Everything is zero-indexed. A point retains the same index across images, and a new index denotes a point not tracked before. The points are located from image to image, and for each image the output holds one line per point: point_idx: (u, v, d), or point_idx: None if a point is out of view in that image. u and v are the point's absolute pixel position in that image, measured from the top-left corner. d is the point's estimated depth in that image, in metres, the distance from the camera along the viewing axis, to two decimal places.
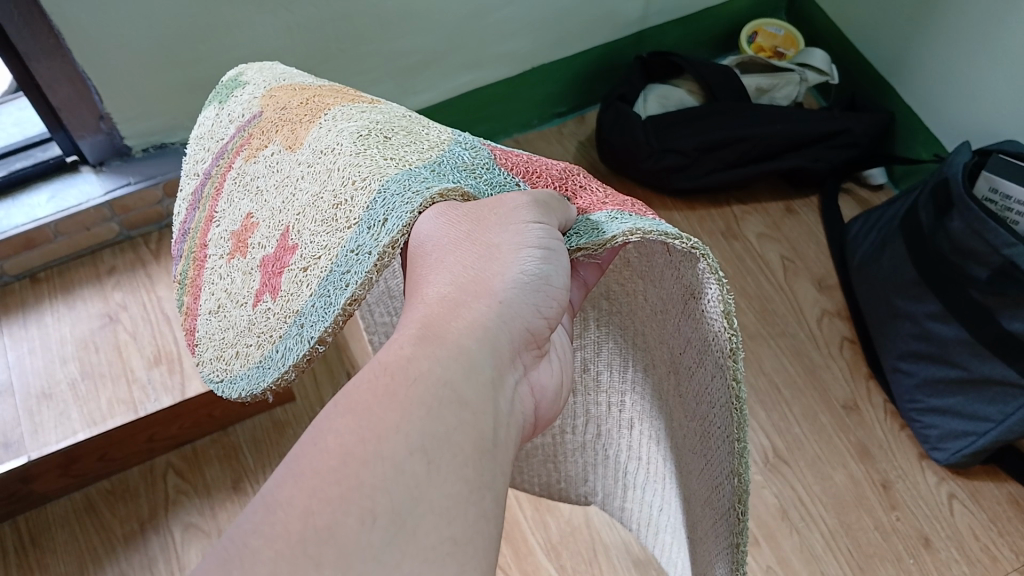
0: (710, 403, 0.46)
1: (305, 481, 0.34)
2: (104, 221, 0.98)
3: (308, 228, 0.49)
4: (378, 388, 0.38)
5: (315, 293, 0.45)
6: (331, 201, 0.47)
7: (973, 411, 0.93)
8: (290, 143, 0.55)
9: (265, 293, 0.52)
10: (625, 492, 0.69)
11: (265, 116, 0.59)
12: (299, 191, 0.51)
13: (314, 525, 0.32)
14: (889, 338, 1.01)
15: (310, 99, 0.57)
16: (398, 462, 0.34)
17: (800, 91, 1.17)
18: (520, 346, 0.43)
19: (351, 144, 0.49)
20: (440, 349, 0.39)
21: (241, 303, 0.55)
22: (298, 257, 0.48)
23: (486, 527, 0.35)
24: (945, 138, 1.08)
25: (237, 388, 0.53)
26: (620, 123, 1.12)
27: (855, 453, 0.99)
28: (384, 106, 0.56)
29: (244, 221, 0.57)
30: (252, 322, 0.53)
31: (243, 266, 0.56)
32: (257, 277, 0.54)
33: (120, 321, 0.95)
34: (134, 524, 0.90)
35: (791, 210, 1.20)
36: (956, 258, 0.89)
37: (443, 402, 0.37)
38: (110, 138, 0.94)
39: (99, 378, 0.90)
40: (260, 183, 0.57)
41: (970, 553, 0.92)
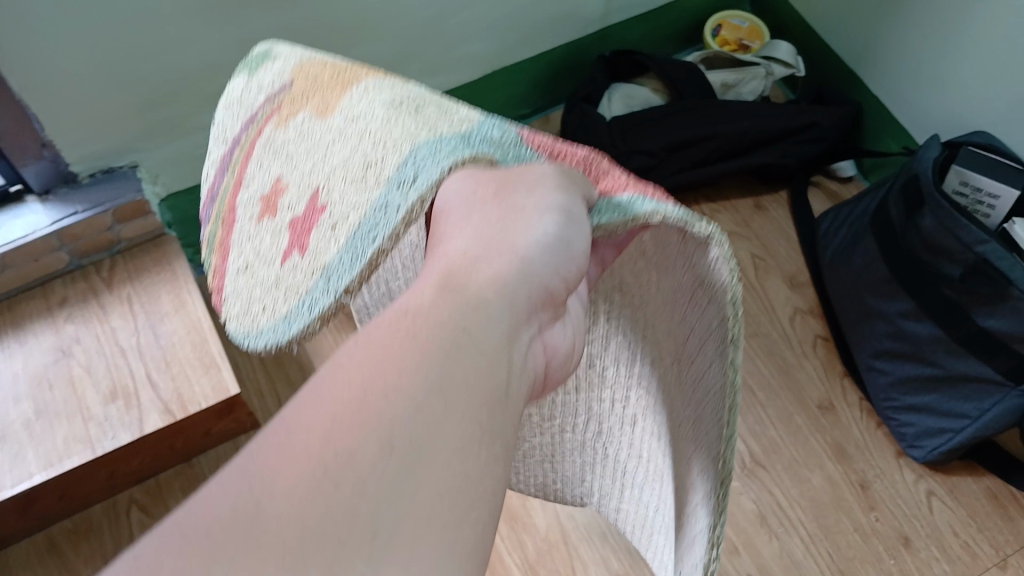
0: (705, 391, 0.44)
1: (325, 410, 0.32)
2: (53, 250, 0.92)
3: (338, 188, 0.46)
4: (398, 331, 0.36)
5: (350, 251, 0.43)
6: (362, 162, 0.45)
7: (949, 408, 0.92)
8: (324, 110, 0.51)
9: (293, 251, 0.49)
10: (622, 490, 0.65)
11: (297, 86, 0.54)
12: (329, 155, 0.48)
13: (333, 449, 0.30)
14: (862, 336, 0.99)
15: (344, 68, 0.53)
16: (416, 401, 0.33)
17: (766, 84, 1.15)
18: (537, 302, 0.41)
19: (385, 111, 0.46)
20: (458, 298, 0.38)
21: (269, 262, 0.51)
22: (327, 216, 0.46)
23: (496, 470, 0.33)
24: (914, 129, 1.07)
25: (257, 341, 0.50)
26: (585, 124, 1.10)
27: (833, 454, 0.98)
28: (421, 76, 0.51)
29: (273, 183, 0.53)
30: (278, 280, 0.50)
31: (272, 228, 0.52)
32: (286, 237, 0.50)
33: (74, 355, 0.90)
34: (99, 562, 0.87)
35: (761, 207, 1.18)
36: (928, 256, 0.87)
37: (461, 347, 0.36)
38: (55, 164, 0.89)
39: (54, 417, 0.86)
40: (291, 148, 0.52)
41: (949, 551, 0.91)
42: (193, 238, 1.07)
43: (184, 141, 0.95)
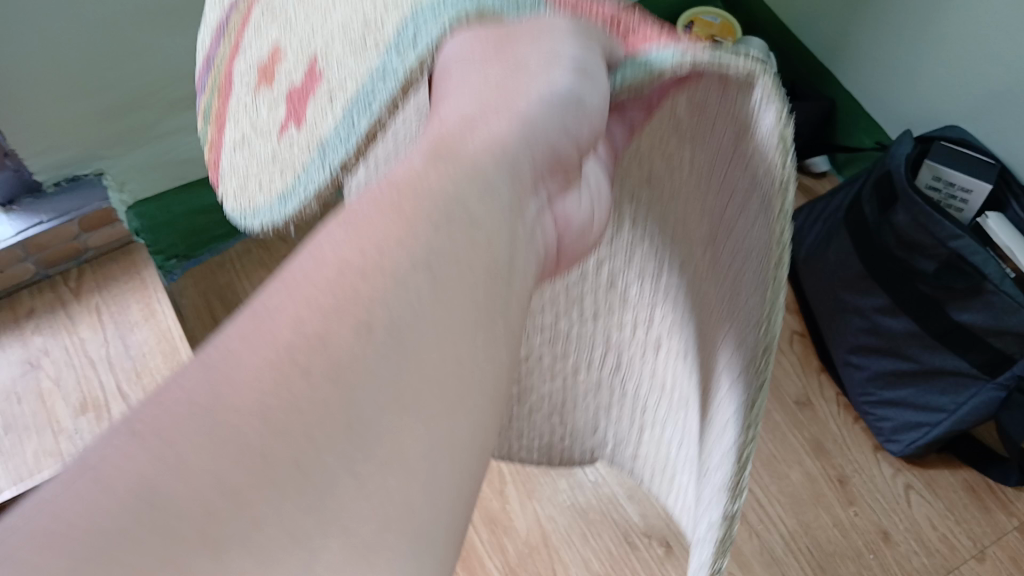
0: (744, 260, 0.36)
1: (299, 292, 0.27)
2: (18, 261, 0.90)
3: (336, 54, 0.47)
4: (382, 203, 0.30)
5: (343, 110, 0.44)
6: (362, 24, 0.45)
7: (926, 402, 0.93)
8: None
9: (291, 123, 0.50)
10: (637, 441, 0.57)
11: None
12: (330, 18, 0.49)
13: (303, 336, 0.25)
14: (838, 331, 0.99)
15: None
16: (400, 277, 0.28)
17: None
18: (545, 168, 0.37)
19: None
20: (453, 163, 0.33)
21: (266, 134, 0.53)
22: (326, 85, 0.47)
23: (495, 356, 0.30)
24: (885, 124, 1.07)
25: (254, 219, 0.51)
26: None
27: (812, 449, 0.98)
28: None
29: (271, 51, 0.54)
30: (274, 155, 0.51)
31: (269, 98, 0.53)
32: (283, 108, 0.51)
33: (42, 367, 0.88)
34: None
35: None
36: (902, 252, 0.88)
37: (457, 219, 0.30)
38: (18, 173, 0.86)
39: (23, 432, 0.84)
40: (290, 9, 0.53)
41: (928, 544, 0.92)
42: (164, 245, 1.05)
43: (151, 147, 0.94)
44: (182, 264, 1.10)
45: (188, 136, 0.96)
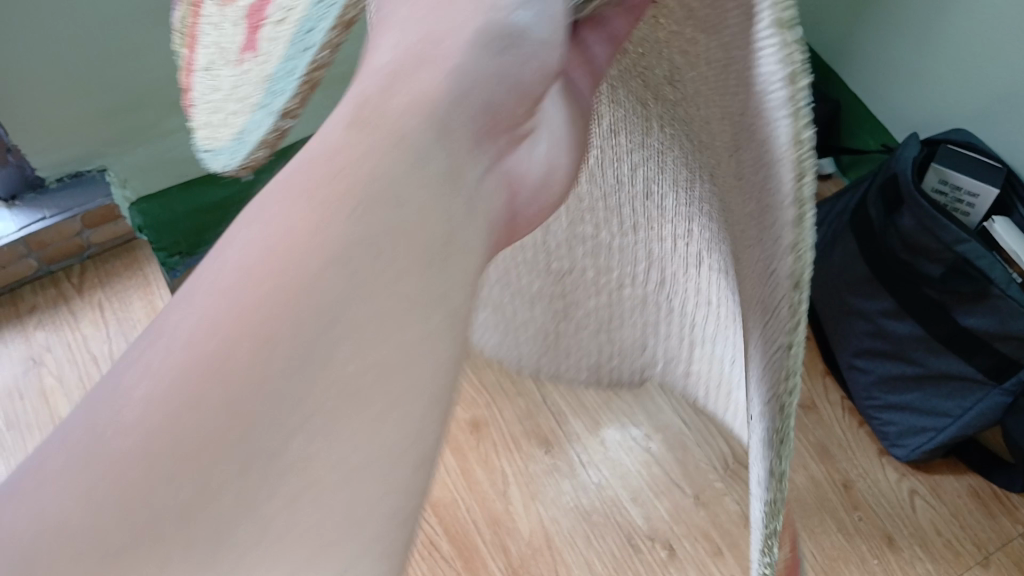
0: (760, 182, 0.26)
1: (207, 300, 0.28)
2: (21, 257, 0.90)
3: None
4: (301, 186, 0.31)
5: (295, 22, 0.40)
6: None
7: (931, 406, 0.93)
8: None
9: (251, 47, 0.44)
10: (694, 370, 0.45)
11: None
12: None
13: (201, 354, 0.27)
14: (844, 334, 0.98)
15: None
16: (311, 274, 0.28)
17: None
18: (487, 128, 0.35)
19: None
20: (370, 137, 0.32)
21: (229, 58, 0.46)
22: (281, 2, 0.41)
23: (435, 344, 0.29)
24: (891, 127, 1.06)
25: (225, 158, 0.46)
26: None
27: (816, 453, 0.98)
28: None
29: None
30: (234, 83, 0.46)
31: (232, 14, 0.47)
32: (243, 28, 0.46)
33: (45, 364, 0.88)
34: None
35: None
36: (907, 256, 0.87)
37: (376, 201, 0.30)
38: (20, 169, 0.86)
39: (25, 429, 0.84)
40: None
41: (933, 550, 0.91)
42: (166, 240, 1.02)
43: (150, 146, 0.94)
44: None
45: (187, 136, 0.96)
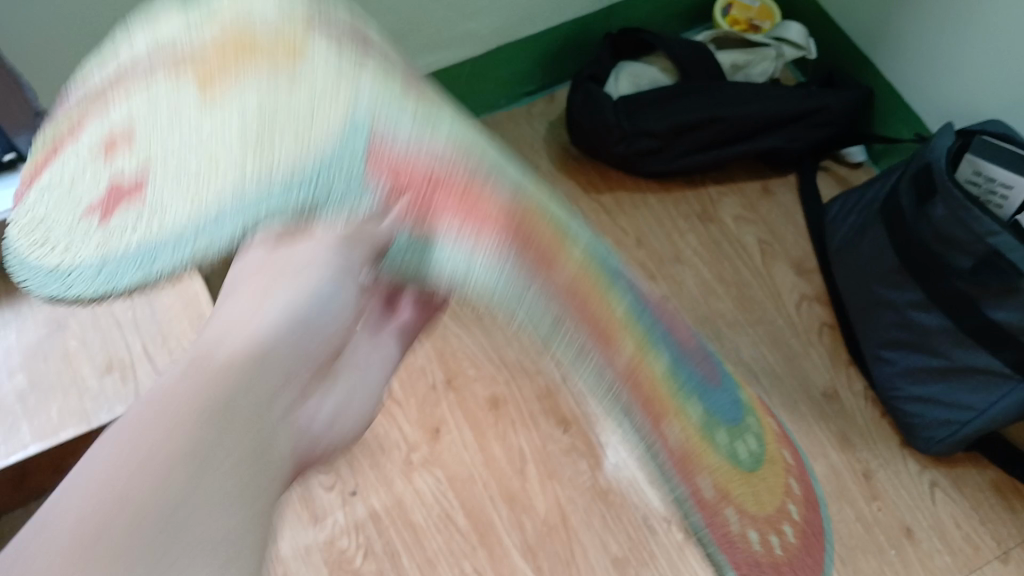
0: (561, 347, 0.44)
1: (81, 490, 0.32)
2: None
3: (173, 204, 0.52)
4: (145, 412, 0.35)
5: (213, 196, 0.51)
6: (190, 193, 0.51)
7: (954, 399, 0.91)
8: (202, 83, 0.55)
9: (94, 213, 0.55)
10: (706, 382, 0.49)
11: (194, 52, 0.56)
12: (189, 154, 0.53)
13: (81, 531, 0.30)
14: (869, 325, 0.98)
15: (236, 47, 0.55)
16: (159, 471, 0.32)
17: (777, 66, 1.12)
18: (312, 370, 0.43)
19: (239, 151, 0.51)
20: (203, 375, 0.38)
21: (70, 211, 0.56)
22: (150, 216, 0.52)
23: (255, 484, 0.34)
24: (926, 116, 1.05)
25: (24, 274, 0.58)
26: (591, 104, 1.06)
27: (837, 442, 0.97)
28: (303, 61, 0.53)
29: (109, 134, 0.56)
30: (70, 229, 0.56)
31: (95, 171, 0.56)
32: (99, 196, 0.55)
33: (70, 328, 0.89)
34: None
35: (768, 190, 1.15)
36: (937, 246, 0.86)
37: (214, 416, 0.35)
38: None
39: (48, 390, 0.85)
40: (141, 108, 0.56)
41: (951, 543, 0.91)
42: None
43: None
44: None
45: None
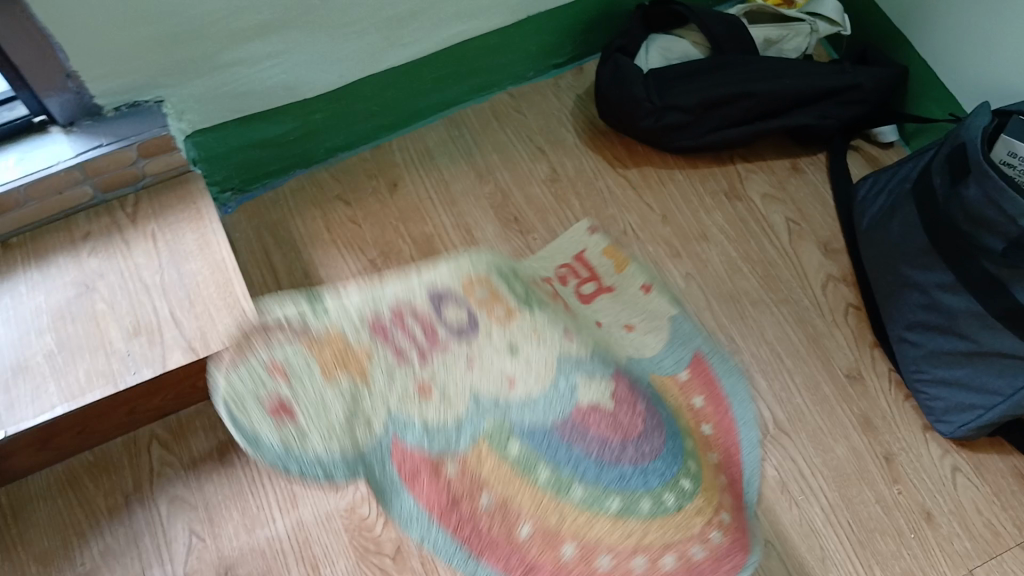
0: None
1: None
2: (76, 184, 0.90)
3: (270, 428, 0.82)
4: None
5: (320, 451, 0.83)
6: (321, 426, 0.83)
7: (981, 384, 0.90)
8: (324, 369, 0.85)
9: (284, 417, 0.83)
10: (605, 466, 0.85)
11: (329, 345, 0.86)
12: (291, 428, 0.83)
13: None
14: (896, 306, 0.97)
15: (350, 359, 0.86)
16: None
17: (810, 42, 1.09)
18: None
19: (341, 404, 0.84)
20: None
21: (243, 422, 0.82)
22: (285, 430, 0.82)
23: None
24: (963, 95, 1.03)
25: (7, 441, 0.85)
26: (620, 76, 1.04)
27: (859, 424, 0.97)
28: (383, 386, 0.87)
29: (275, 393, 0.84)
30: (252, 419, 0.82)
31: (257, 406, 0.83)
32: (270, 422, 0.82)
33: (97, 291, 0.89)
34: (118, 496, 0.91)
35: (797, 168, 1.14)
36: (969, 227, 0.85)
37: None
38: (79, 96, 0.86)
39: (77, 352, 0.86)
40: (302, 371, 0.85)
41: (971, 528, 0.91)
42: (220, 177, 1.04)
43: (207, 79, 0.91)
44: (236, 198, 1.08)
45: (244, 69, 0.92)
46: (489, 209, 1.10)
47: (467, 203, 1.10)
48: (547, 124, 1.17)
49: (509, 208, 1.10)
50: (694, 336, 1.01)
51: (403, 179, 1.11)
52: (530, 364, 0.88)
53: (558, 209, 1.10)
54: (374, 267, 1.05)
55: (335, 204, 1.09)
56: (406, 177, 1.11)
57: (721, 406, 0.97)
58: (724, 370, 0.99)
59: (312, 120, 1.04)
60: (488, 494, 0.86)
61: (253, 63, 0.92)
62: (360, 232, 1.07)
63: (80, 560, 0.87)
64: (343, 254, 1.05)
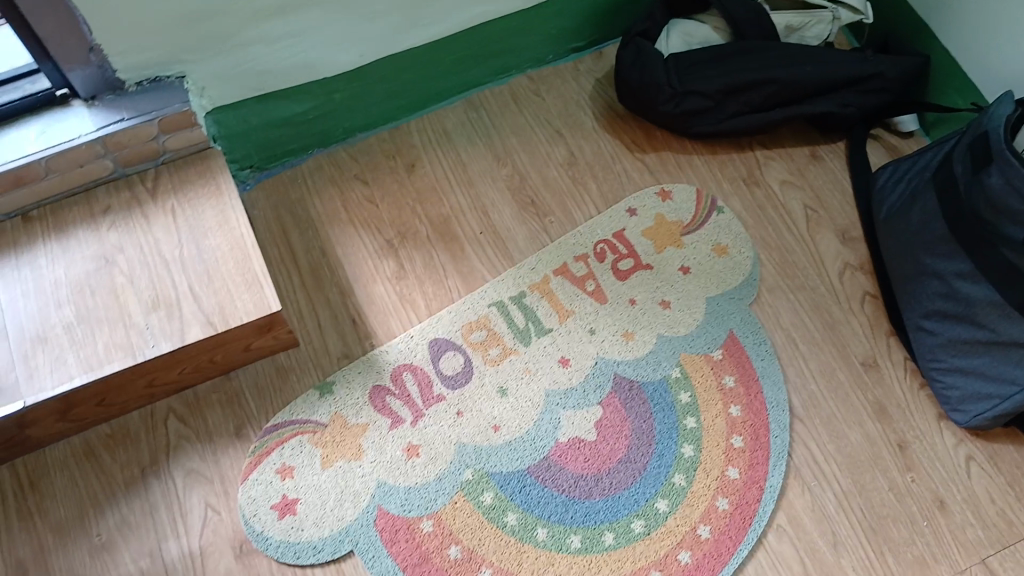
0: None
1: None
2: (97, 158, 0.90)
3: (277, 533, 0.88)
4: None
5: (321, 532, 0.89)
6: (327, 505, 0.90)
7: (998, 373, 0.89)
8: (327, 457, 0.92)
9: (287, 510, 0.89)
10: (574, 500, 0.90)
11: (327, 433, 0.93)
12: (306, 507, 0.90)
13: None
14: (913, 295, 0.97)
15: (351, 435, 0.93)
16: None
17: (831, 30, 1.09)
18: None
19: (344, 478, 0.91)
20: None
21: (258, 512, 0.89)
22: (288, 528, 0.89)
23: None
24: (986, 84, 1.02)
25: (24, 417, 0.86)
26: (640, 60, 1.04)
27: (873, 411, 0.97)
28: (382, 454, 0.93)
29: (282, 472, 0.91)
30: (257, 511, 0.89)
31: (265, 484, 0.91)
32: (272, 501, 0.90)
33: (117, 264, 0.90)
34: (134, 469, 0.92)
35: (816, 156, 1.14)
36: (990, 216, 0.85)
37: None
38: (102, 70, 0.86)
39: (96, 324, 0.86)
40: (304, 457, 0.92)
41: (984, 517, 0.91)
42: (239, 155, 1.04)
43: (229, 56, 0.91)
44: (255, 175, 1.09)
45: (266, 47, 0.92)
46: (506, 191, 1.10)
47: (484, 184, 1.10)
48: (565, 107, 1.17)
49: (526, 190, 1.10)
50: (732, 315, 1.01)
51: (421, 160, 1.11)
52: (518, 405, 0.96)
53: (575, 191, 1.10)
54: (391, 247, 1.05)
55: (353, 183, 1.09)
56: (424, 158, 1.12)
57: (753, 386, 0.97)
58: (739, 355, 0.99)
59: (332, 99, 1.04)
60: (456, 545, 0.88)
61: (275, 40, 0.92)
62: (377, 212, 1.07)
63: (95, 530, 0.88)
64: (362, 233, 1.06)
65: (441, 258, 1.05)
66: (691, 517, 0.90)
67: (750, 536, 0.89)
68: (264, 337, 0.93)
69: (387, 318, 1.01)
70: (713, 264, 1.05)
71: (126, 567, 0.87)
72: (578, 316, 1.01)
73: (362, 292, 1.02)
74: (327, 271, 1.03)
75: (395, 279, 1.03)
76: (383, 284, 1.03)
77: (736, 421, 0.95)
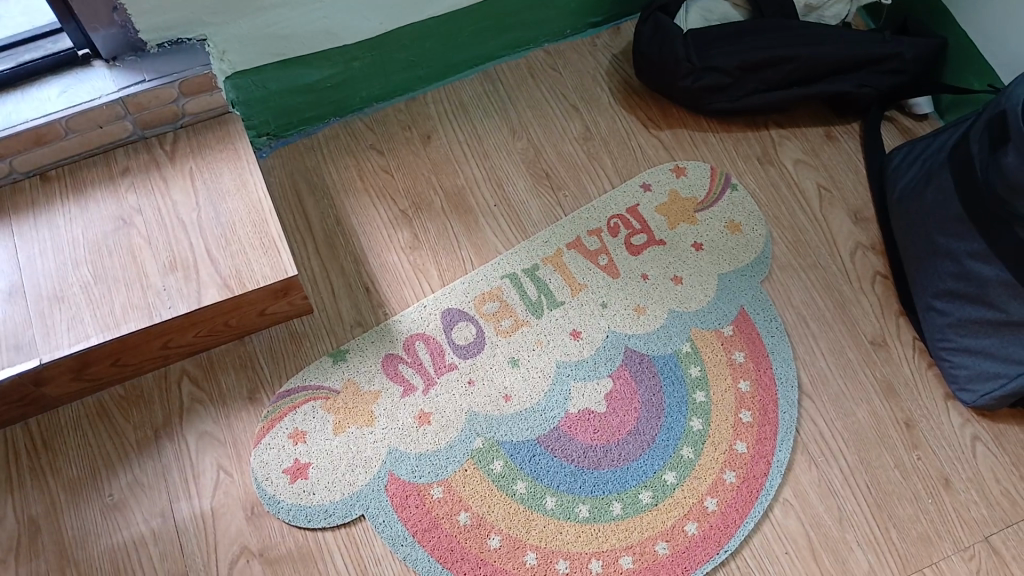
0: None
1: None
2: (117, 119, 0.91)
3: (288, 498, 0.89)
4: None
5: (332, 496, 0.89)
6: (338, 468, 0.91)
7: (1006, 353, 0.90)
8: (339, 422, 0.93)
9: (299, 473, 0.90)
10: (583, 470, 0.91)
11: (341, 397, 0.94)
12: (317, 470, 0.91)
13: None
14: (925, 275, 0.97)
15: (364, 400, 0.94)
16: None
17: (849, 9, 1.10)
18: None
19: (355, 443, 0.92)
20: None
21: (269, 475, 0.90)
22: (298, 492, 0.89)
23: None
24: (1003, 67, 1.02)
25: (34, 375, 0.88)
26: (659, 35, 1.05)
27: (881, 390, 0.97)
28: (395, 420, 0.93)
29: (294, 436, 0.92)
30: (268, 475, 0.90)
31: (278, 449, 0.91)
32: (284, 465, 0.91)
33: (134, 225, 0.90)
34: (147, 430, 0.92)
35: (831, 136, 1.14)
36: (1005, 194, 0.86)
37: None
38: (125, 30, 0.86)
39: (113, 284, 0.87)
40: (317, 422, 0.93)
41: (989, 496, 0.92)
42: (257, 121, 1.05)
43: (252, 19, 0.91)
44: (272, 143, 1.09)
45: (288, 11, 0.93)
46: (521, 164, 1.10)
47: (500, 157, 1.11)
48: (581, 82, 1.17)
49: (541, 164, 1.10)
50: (744, 292, 1.02)
51: (436, 132, 1.12)
52: (529, 376, 0.96)
53: (589, 166, 1.11)
54: (405, 217, 1.06)
55: (368, 153, 1.10)
56: (439, 130, 1.12)
57: (763, 362, 0.98)
58: (750, 332, 0.99)
59: (351, 67, 1.05)
60: (466, 511, 0.89)
61: (298, 5, 0.92)
62: (392, 182, 1.08)
63: (107, 490, 0.89)
64: (377, 202, 1.06)
65: (456, 229, 1.05)
66: (699, 490, 0.91)
67: (757, 509, 0.90)
68: (279, 302, 0.93)
69: (400, 287, 1.01)
70: (726, 241, 1.05)
71: (138, 527, 0.87)
72: (589, 290, 1.01)
73: (376, 262, 1.03)
74: (341, 240, 1.04)
75: (409, 249, 1.04)
76: (397, 253, 1.03)
77: (745, 396, 0.96)
